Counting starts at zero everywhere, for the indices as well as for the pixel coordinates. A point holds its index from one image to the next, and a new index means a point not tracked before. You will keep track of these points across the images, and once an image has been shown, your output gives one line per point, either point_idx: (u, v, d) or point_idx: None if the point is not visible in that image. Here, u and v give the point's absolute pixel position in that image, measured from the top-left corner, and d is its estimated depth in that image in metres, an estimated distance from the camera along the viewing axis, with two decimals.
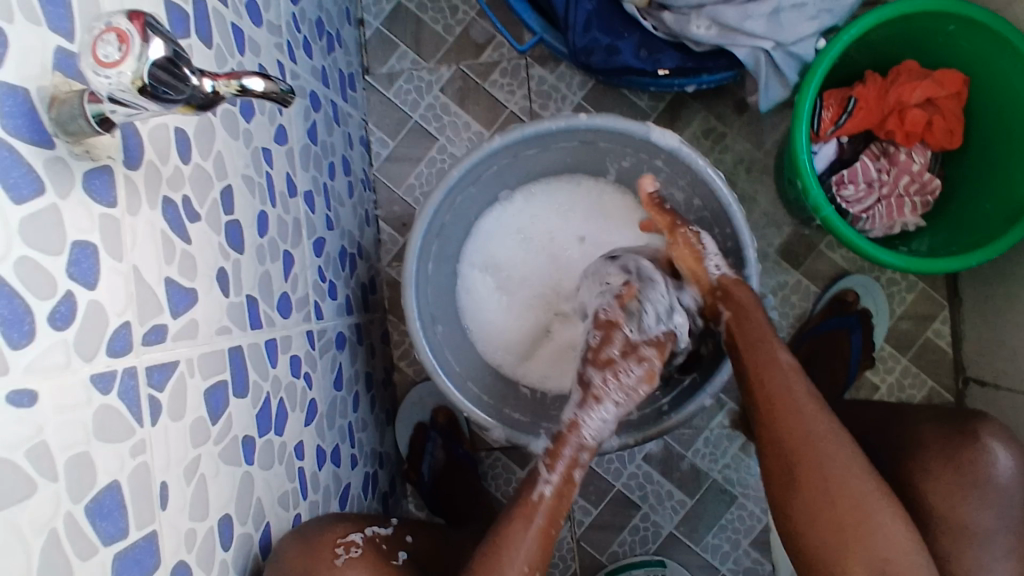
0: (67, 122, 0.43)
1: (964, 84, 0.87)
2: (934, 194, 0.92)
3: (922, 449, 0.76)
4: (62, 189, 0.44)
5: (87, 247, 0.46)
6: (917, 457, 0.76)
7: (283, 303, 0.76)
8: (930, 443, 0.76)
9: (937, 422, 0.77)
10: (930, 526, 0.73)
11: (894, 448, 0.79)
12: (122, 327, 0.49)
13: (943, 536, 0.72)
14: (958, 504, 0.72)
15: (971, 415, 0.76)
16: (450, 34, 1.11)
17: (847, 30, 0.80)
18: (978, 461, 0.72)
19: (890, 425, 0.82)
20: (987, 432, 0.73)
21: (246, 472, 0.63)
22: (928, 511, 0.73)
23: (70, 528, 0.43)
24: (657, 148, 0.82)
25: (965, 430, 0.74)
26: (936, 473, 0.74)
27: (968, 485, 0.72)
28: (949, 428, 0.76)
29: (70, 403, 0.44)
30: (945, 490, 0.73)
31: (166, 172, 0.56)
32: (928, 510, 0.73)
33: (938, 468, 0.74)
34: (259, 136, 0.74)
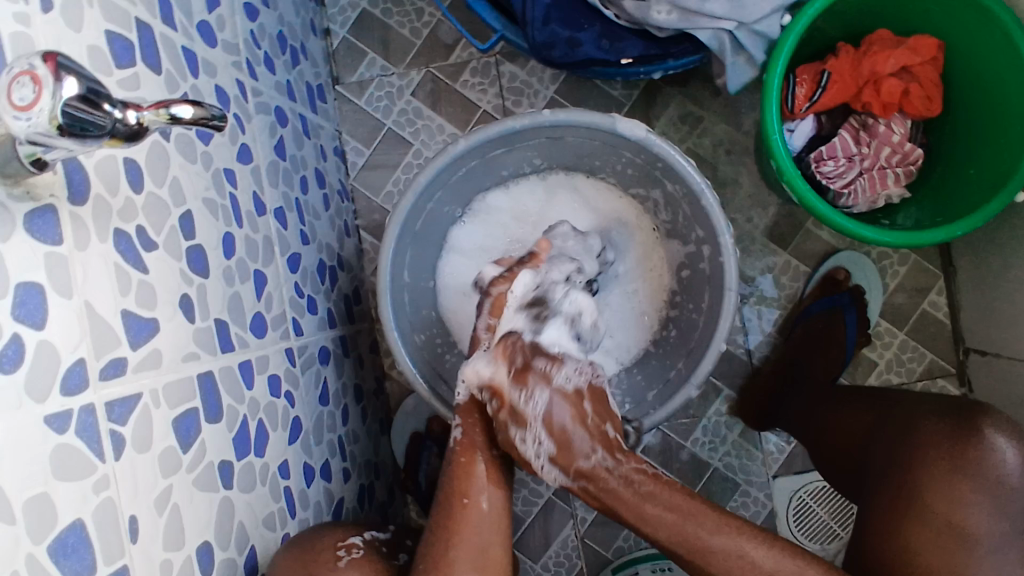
0: (2, 163, 0.43)
1: (938, 50, 0.84)
2: (915, 164, 0.90)
3: (916, 446, 0.73)
4: (2, 232, 0.44)
5: (33, 287, 0.46)
6: (912, 454, 0.73)
7: (257, 324, 0.75)
8: (933, 438, 0.73)
9: (937, 413, 0.75)
10: (931, 533, 0.69)
11: (894, 444, 0.76)
12: (76, 364, 0.48)
13: (950, 544, 0.68)
14: (962, 499, 0.69)
15: (973, 407, 0.74)
16: (417, 37, 1.10)
17: (812, 4, 0.78)
18: (976, 457, 0.70)
19: (886, 423, 0.79)
20: (991, 426, 0.71)
21: (224, 496, 0.63)
22: (929, 510, 0.69)
23: (32, 570, 0.43)
24: (626, 139, 0.80)
25: (967, 423, 0.72)
26: (942, 468, 0.70)
27: (974, 481, 0.69)
28: (949, 418, 0.73)
29: (21, 445, 0.43)
30: (947, 490, 0.69)
31: (116, 204, 0.55)
32: (935, 514, 0.69)
33: (943, 463, 0.71)
34: (219, 157, 0.73)
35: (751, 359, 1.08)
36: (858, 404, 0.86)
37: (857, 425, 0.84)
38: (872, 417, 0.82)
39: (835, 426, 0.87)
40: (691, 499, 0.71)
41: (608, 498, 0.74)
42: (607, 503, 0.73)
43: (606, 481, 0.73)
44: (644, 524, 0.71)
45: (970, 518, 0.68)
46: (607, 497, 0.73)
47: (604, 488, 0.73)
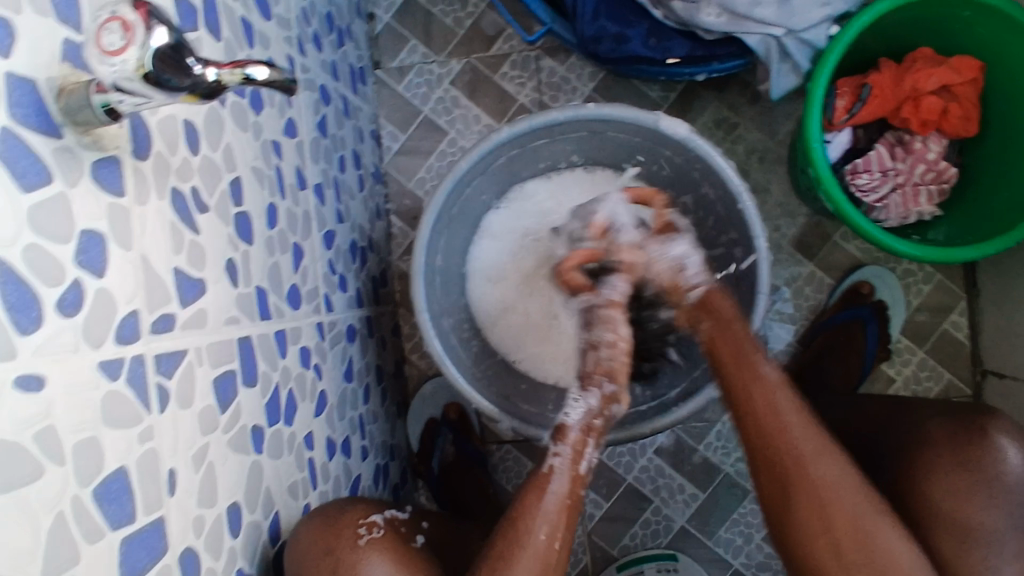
0: (75, 112, 0.44)
1: (979, 71, 0.85)
2: (950, 182, 0.91)
3: (924, 450, 0.74)
4: (70, 178, 0.45)
5: (94, 235, 0.47)
6: (920, 458, 0.74)
7: (293, 295, 0.76)
8: (938, 438, 0.74)
9: (944, 416, 0.75)
10: (939, 530, 0.71)
11: (900, 446, 0.77)
12: (130, 315, 0.49)
13: (957, 541, 0.70)
14: (969, 500, 0.70)
15: (980, 410, 0.74)
16: (460, 26, 1.11)
17: (860, 16, 0.78)
18: (982, 460, 0.70)
19: (894, 425, 0.80)
20: (997, 428, 0.72)
21: (255, 460, 0.64)
22: (934, 508, 0.71)
23: (76, 510, 0.43)
24: (667, 137, 0.81)
25: (973, 425, 0.72)
26: (947, 467, 0.72)
27: (979, 480, 0.70)
28: (957, 420, 0.74)
29: (78, 387, 0.44)
30: (953, 488, 0.71)
31: (174, 162, 0.56)
32: (939, 510, 0.71)
33: (949, 462, 0.72)
34: (268, 128, 0.75)
35: None
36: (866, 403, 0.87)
37: (865, 418, 0.86)
38: (881, 411, 0.84)
39: (841, 427, 0.88)
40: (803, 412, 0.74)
41: (714, 310, 0.80)
42: (731, 361, 0.78)
43: (737, 335, 0.78)
44: (772, 415, 0.74)
45: (979, 517, 0.69)
46: (736, 387, 0.76)
47: (735, 343, 0.78)
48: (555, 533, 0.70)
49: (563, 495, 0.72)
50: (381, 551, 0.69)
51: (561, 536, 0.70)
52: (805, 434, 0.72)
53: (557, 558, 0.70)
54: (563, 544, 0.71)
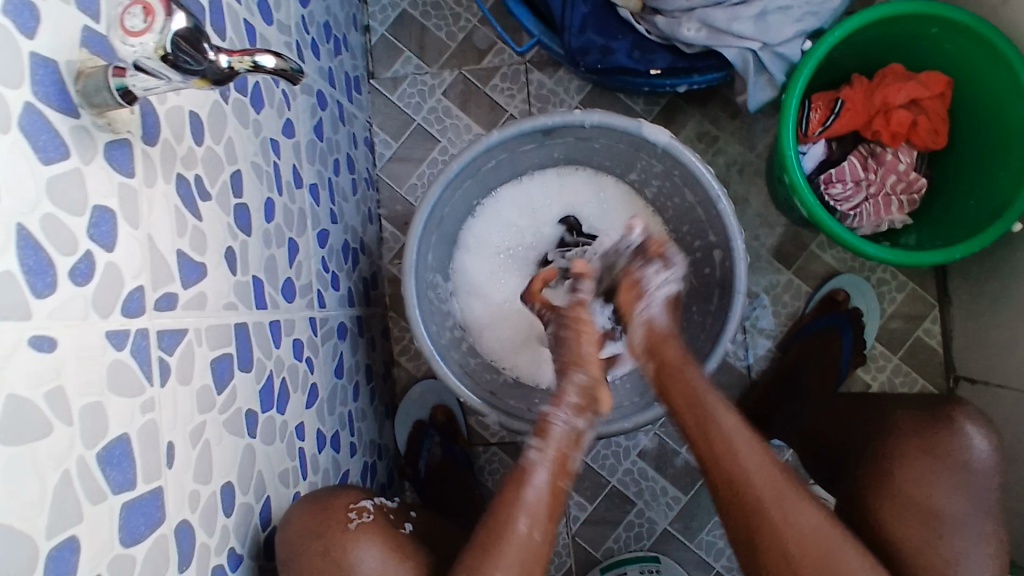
0: (92, 94, 0.46)
1: (947, 86, 0.90)
2: (920, 193, 0.95)
3: (893, 436, 0.75)
4: (85, 156, 0.47)
5: (106, 212, 0.49)
6: (888, 444, 0.75)
7: (287, 288, 0.78)
8: (907, 426, 0.75)
9: (914, 407, 0.77)
10: (906, 515, 0.71)
11: (870, 434, 0.78)
12: (136, 290, 0.51)
13: (923, 523, 0.70)
14: (933, 481, 0.71)
15: (945, 401, 0.76)
16: (453, 40, 1.15)
17: (831, 32, 0.83)
18: (946, 446, 0.72)
19: (866, 415, 0.81)
20: (961, 415, 0.74)
21: (248, 444, 0.65)
22: (899, 491, 0.72)
23: (82, 471, 0.44)
24: (651, 144, 0.85)
25: (941, 414, 0.74)
26: (913, 453, 0.73)
27: (942, 463, 0.71)
28: (924, 411, 0.76)
29: (88, 353, 0.46)
30: (916, 472, 0.72)
31: (179, 151, 0.59)
32: (907, 495, 0.71)
33: (913, 449, 0.73)
34: (267, 126, 0.77)
35: (749, 372, 1.12)
36: (838, 399, 0.89)
37: (839, 415, 0.87)
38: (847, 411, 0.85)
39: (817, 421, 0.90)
40: (756, 446, 0.73)
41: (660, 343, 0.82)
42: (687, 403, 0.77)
43: (685, 374, 0.78)
44: (725, 445, 0.73)
45: (942, 500, 0.70)
46: (695, 430, 0.75)
47: (687, 382, 0.78)
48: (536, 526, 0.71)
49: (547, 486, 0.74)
50: (370, 535, 0.70)
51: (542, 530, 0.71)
52: (765, 479, 0.71)
53: (536, 551, 0.70)
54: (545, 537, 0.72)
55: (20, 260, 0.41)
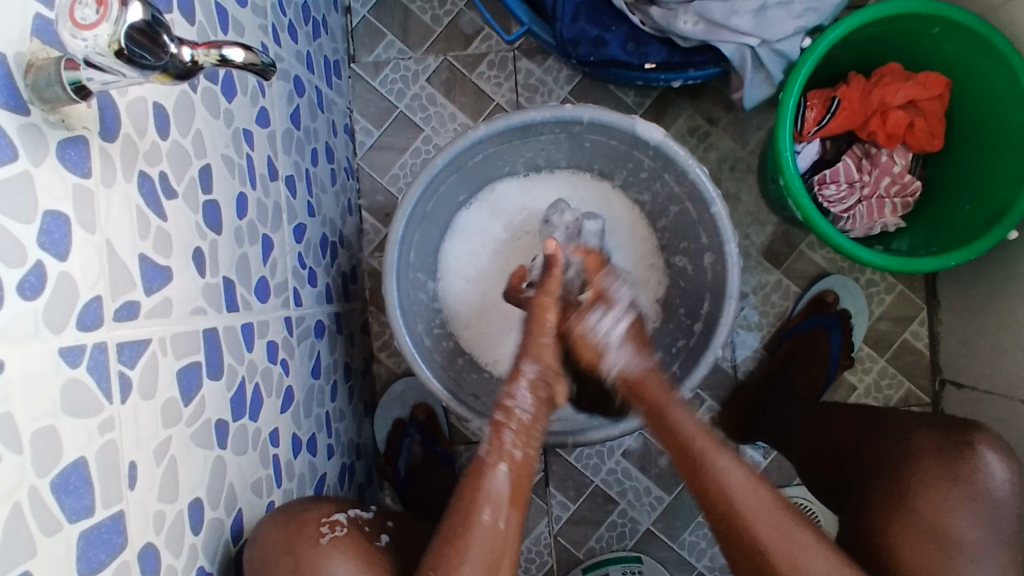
0: (42, 89, 0.42)
1: (946, 87, 0.88)
2: (914, 196, 0.93)
3: (911, 460, 0.74)
4: (35, 156, 0.43)
5: (58, 216, 0.45)
6: (906, 468, 0.74)
7: (261, 288, 0.75)
8: (926, 450, 0.74)
9: (932, 427, 0.76)
10: (916, 538, 0.70)
11: (886, 456, 0.77)
12: (93, 301, 0.47)
13: (935, 547, 0.69)
14: (950, 507, 0.70)
15: (967, 424, 0.75)
16: (438, 24, 1.11)
17: (832, 30, 0.80)
18: (967, 471, 0.71)
19: (881, 435, 0.80)
20: (982, 441, 0.73)
21: (218, 456, 0.62)
22: (917, 515, 0.71)
23: (34, 503, 0.41)
24: (643, 142, 0.81)
25: (961, 438, 0.73)
26: (933, 478, 0.72)
27: (962, 492, 0.70)
28: (944, 433, 0.75)
29: (38, 373, 0.42)
30: (934, 499, 0.71)
31: (142, 146, 0.55)
32: (922, 520, 0.70)
33: (933, 475, 0.72)
34: (239, 116, 0.73)
35: (736, 373, 1.10)
36: (843, 417, 0.88)
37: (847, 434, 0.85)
38: (862, 427, 0.84)
39: (821, 440, 0.88)
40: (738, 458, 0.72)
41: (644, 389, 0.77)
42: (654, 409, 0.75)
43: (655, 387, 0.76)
44: (698, 472, 0.71)
45: (958, 526, 0.69)
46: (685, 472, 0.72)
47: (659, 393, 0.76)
48: (500, 516, 0.67)
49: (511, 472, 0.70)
50: (342, 550, 0.66)
51: (507, 520, 0.68)
52: (749, 491, 0.69)
53: (503, 538, 0.67)
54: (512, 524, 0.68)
55: None
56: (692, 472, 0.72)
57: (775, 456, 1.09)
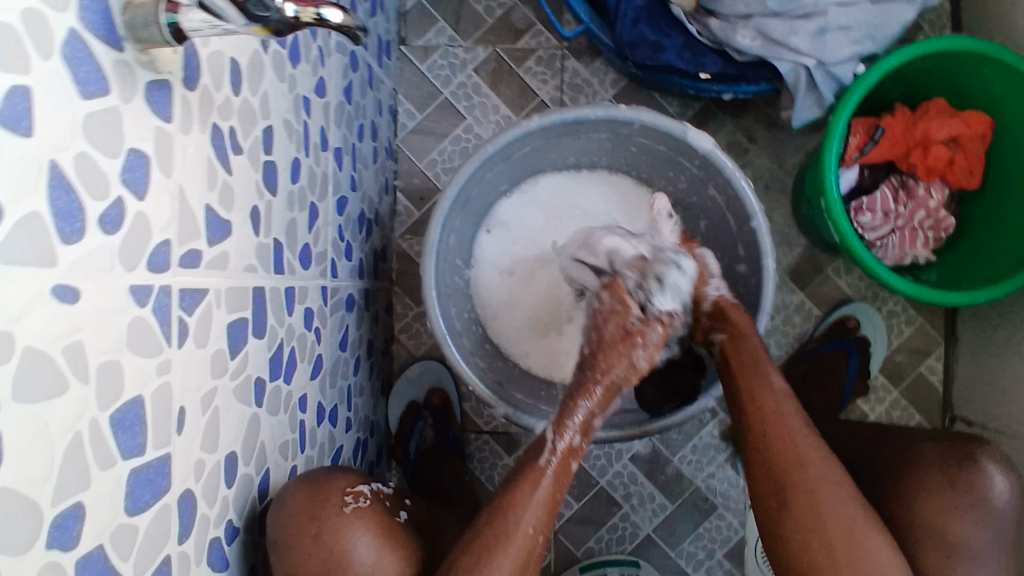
0: (140, 28, 0.43)
1: (988, 127, 0.89)
2: (946, 231, 0.95)
3: (914, 465, 0.74)
4: (126, 94, 0.44)
5: (141, 156, 0.45)
6: (909, 473, 0.74)
7: (304, 254, 0.75)
8: (930, 456, 0.74)
9: (936, 439, 0.75)
10: (919, 539, 0.71)
11: (891, 461, 0.77)
12: (162, 244, 0.48)
13: (934, 550, 0.70)
14: (949, 514, 0.70)
15: (971, 438, 0.74)
16: (490, 16, 1.11)
17: (886, 59, 0.81)
18: (969, 482, 0.71)
19: (889, 442, 0.80)
20: (985, 455, 0.72)
21: (254, 413, 0.63)
22: (918, 519, 0.71)
23: (93, 435, 0.41)
24: (692, 150, 0.82)
25: (963, 451, 0.73)
26: (935, 484, 0.72)
27: (962, 499, 0.70)
28: (947, 443, 0.74)
29: (109, 307, 0.42)
30: (935, 504, 0.71)
31: (217, 99, 0.55)
32: (923, 523, 0.71)
33: (934, 482, 0.72)
34: (302, 83, 0.74)
35: None
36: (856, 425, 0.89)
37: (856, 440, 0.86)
38: (870, 433, 0.84)
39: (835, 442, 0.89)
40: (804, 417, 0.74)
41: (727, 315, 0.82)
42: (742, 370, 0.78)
43: (750, 344, 0.79)
44: (779, 420, 0.74)
45: (960, 533, 0.70)
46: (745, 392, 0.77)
47: (747, 350, 0.79)
48: (541, 527, 0.70)
49: (553, 488, 0.72)
50: (365, 521, 0.68)
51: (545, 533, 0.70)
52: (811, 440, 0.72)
53: (538, 552, 0.70)
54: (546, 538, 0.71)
55: (50, 201, 0.37)
56: (752, 406, 0.75)
57: None
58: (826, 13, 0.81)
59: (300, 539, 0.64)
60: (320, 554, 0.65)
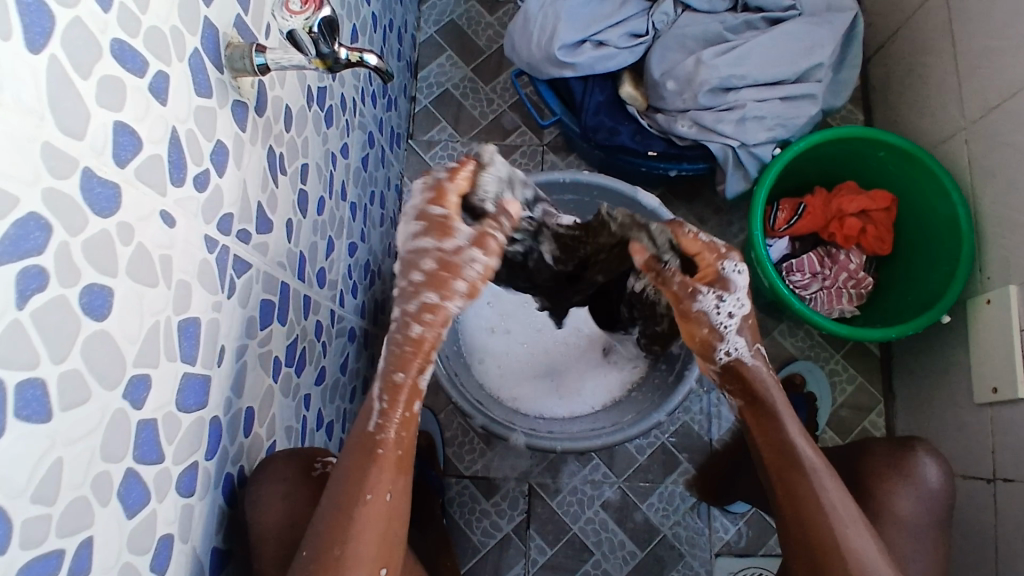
0: (236, 61, 0.62)
1: (891, 202, 1.08)
2: (867, 290, 1.11)
3: (865, 459, 0.83)
4: (221, 102, 0.61)
5: (223, 148, 0.62)
6: (862, 468, 0.82)
7: (320, 275, 0.90)
8: (879, 451, 0.83)
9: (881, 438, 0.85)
10: (891, 533, 0.78)
11: (847, 464, 0.85)
12: (228, 215, 0.63)
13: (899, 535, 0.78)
14: (893, 493, 0.79)
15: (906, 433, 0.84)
16: (484, 118, 1.35)
17: (796, 143, 1.03)
18: (911, 468, 0.80)
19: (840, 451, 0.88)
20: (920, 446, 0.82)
21: (269, 386, 0.74)
22: (873, 506, 0.80)
23: (166, 330, 0.53)
24: (642, 208, 1.01)
25: (903, 442, 0.82)
26: (890, 476, 0.80)
27: (907, 482, 0.80)
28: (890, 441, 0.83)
29: (191, 242, 0.56)
30: (884, 490, 0.80)
31: (273, 128, 0.73)
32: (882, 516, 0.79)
33: (884, 468, 0.81)
34: (330, 140, 0.92)
35: (711, 442, 1.21)
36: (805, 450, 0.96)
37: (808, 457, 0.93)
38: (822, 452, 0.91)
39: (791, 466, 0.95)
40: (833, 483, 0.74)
41: (754, 384, 0.78)
42: (774, 454, 0.76)
43: (772, 420, 0.77)
44: (809, 502, 0.73)
45: (906, 510, 0.79)
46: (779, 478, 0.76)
47: (772, 429, 0.77)
48: (388, 487, 0.67)
49: (400, 448, 0.69)
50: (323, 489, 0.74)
51: (391, 492, 0.67)
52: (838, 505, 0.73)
53: (396, 514, 0.68)
54: (393, 500, 0.67)
55: (167, 152, 0.53)
56: (795, 501, 0.74)
57: (744, 524, 1.17)
58: (745, 106, 1.03)
59: (270, 493, 0.68)
60: (287, 506, 0.69)
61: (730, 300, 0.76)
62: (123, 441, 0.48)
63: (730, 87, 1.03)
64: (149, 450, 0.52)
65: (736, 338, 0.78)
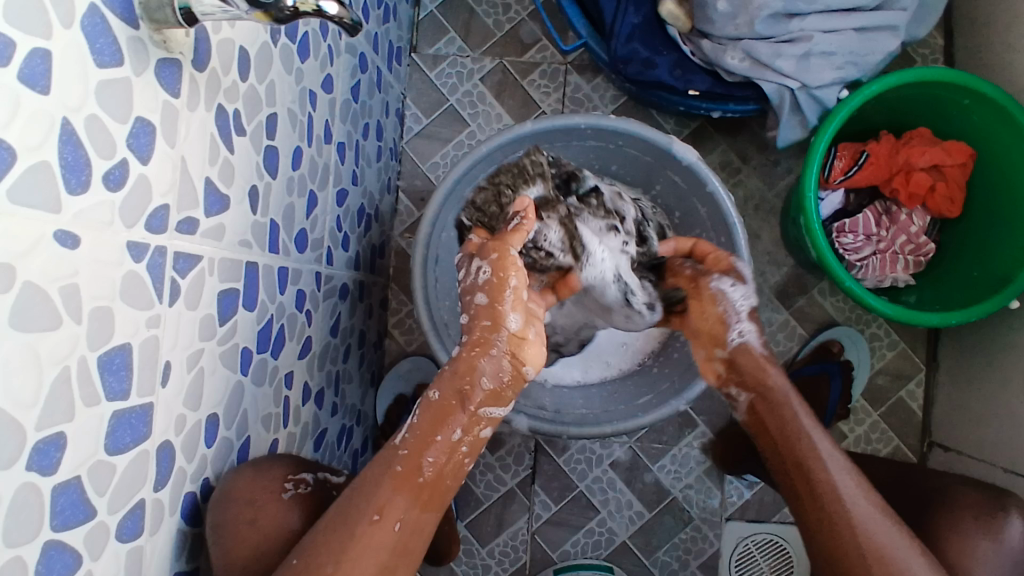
0: (154, 10, 0.47)
1: (969, 156, 0.92)
2: (926, 256, 0.97)
3: (947, 508, 0.73)
4: (138, 67, 0.48)
5: (147, 125, 0.49)
6: (939, 515, 0.72)
7: (300, 238, 0.79)
8: (961, 504, 0.72)
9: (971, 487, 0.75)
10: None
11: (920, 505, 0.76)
12: (161, 208, 0.52)
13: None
14: (965, 539, 0.69)
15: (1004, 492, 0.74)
16: (499, 29, 1.16)
17: (868, 86, 0.86)
18: (993, 524, 0.70)
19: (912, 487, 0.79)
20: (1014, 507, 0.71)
21: (238, 381, 0.66)
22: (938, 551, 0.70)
23: (80, 372, 0.44)
24: (676, 160, 0.87)
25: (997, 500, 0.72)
26: (968, 529, 0.70)
27: (987, 538, 0.69)
28: (981, 494, 0.73)
29: (108, 258, 0.46)
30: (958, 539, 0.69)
31: (224, 83, 0.59)
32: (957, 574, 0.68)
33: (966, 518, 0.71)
34: (308, 78, 0.78)
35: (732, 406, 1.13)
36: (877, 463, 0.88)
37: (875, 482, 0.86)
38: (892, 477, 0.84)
39: None
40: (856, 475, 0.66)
41: (763, 375, 0.73)
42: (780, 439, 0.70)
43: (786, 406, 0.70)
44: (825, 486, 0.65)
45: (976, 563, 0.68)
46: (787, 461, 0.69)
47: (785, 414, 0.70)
48: (401, 515, 0.62)
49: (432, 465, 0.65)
50: (300, 509, 0.67)
51: (401, 519, 0.62)
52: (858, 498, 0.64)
53: (405, 545, 0.62)
54: (400, 527, 0.62)
55: (59, 154, 0.41)
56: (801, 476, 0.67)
57: (759, 490, 1.12)
58: (812, 38, 0.86)
59: (235, 521, 0.62)
60: (250, 536, 0.62)
61: (741, 287, 0.76)
62: (35, 516, 0.42)
63: (794, 12, 0.86)
64: (73, 512, 0.45)
65: (746, 322, 0.74)
